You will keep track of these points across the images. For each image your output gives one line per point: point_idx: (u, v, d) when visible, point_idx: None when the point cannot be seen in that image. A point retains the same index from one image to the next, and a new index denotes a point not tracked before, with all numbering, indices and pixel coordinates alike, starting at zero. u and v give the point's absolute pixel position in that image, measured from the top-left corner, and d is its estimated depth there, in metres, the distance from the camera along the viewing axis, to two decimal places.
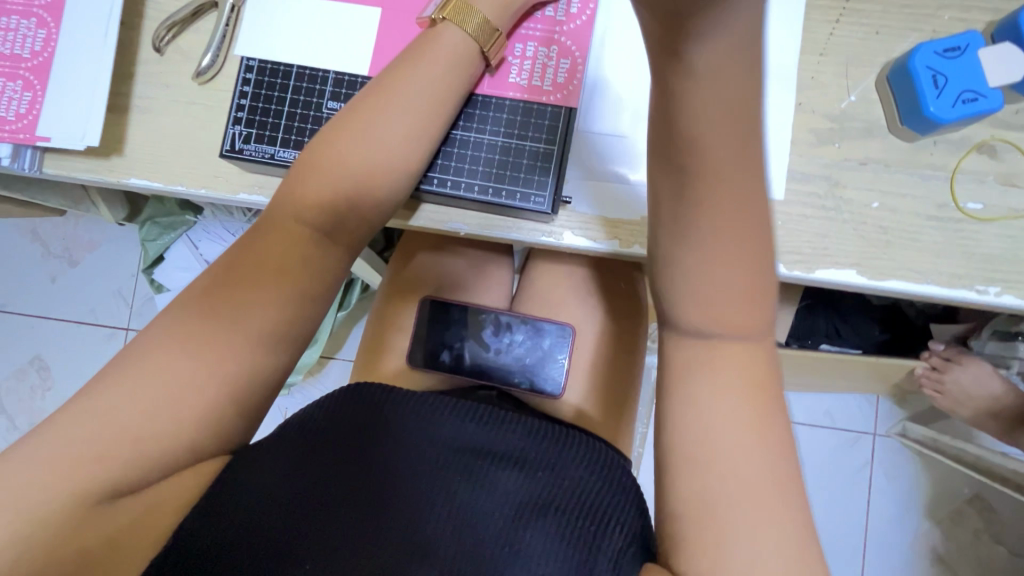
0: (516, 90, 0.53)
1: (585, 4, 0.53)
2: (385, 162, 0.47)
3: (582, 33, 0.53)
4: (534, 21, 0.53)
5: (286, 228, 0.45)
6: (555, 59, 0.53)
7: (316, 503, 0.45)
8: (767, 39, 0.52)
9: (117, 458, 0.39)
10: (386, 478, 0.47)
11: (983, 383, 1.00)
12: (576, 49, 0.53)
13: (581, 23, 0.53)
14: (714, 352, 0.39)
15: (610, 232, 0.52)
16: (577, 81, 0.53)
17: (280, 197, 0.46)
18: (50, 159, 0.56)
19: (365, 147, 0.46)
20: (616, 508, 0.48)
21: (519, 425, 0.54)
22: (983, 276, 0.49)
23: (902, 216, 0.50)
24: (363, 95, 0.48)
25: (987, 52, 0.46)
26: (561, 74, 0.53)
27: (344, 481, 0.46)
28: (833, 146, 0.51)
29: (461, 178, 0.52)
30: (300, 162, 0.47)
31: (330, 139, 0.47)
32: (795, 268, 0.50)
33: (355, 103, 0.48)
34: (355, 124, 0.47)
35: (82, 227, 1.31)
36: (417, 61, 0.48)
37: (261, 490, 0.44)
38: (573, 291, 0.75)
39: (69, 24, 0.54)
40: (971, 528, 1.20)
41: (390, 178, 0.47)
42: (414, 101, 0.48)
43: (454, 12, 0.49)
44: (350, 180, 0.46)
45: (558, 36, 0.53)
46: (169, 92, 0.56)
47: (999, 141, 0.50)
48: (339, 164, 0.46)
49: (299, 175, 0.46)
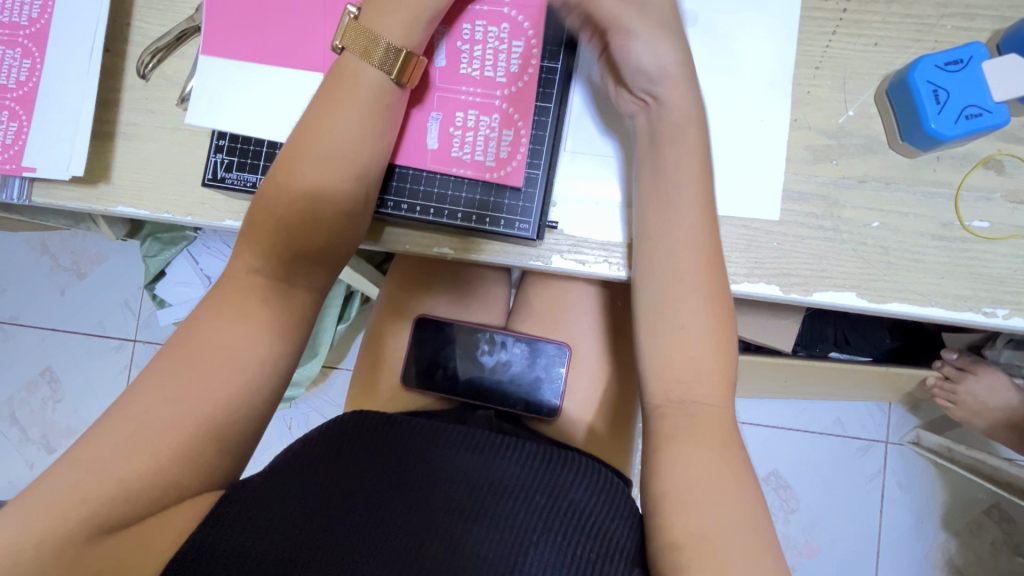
0: (459, 166, 0.51)
1: (527, 59, 0.51)
2: (331, 187, 0.46)
3: (524, 100, 0.51)
4: (473, 85, 0.51)
5: (267, 254, 0.46)
6: (498, 128, 0.51)
7: (320, 530, 0.43)
8: (760, 54, 0.50)
9: (100, 498, 0.38)
10: (384, 509, 0.46)
11: (998, 393, 0.97)
12: (518, 118, 0.51)
13: (522, 84, 0.51)
14: (684, 382, 0.46)
15: (599, 255, 0.52)
16: (522, 155, 0.51)
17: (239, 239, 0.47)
18: (40, 188, 0.56)
19: (303, 198, 0.45)
20: (614, 532, 0.47)
21: (519, 447, 0.53)
22: (991, 299, 0.47)
23: (904, 235, 0.48)
24: (291, 144, 0.46)
25: (993, 63, 0.44)
26: (505, 147, 0.51)
27: (343, 510, 0.45)
28: (831, 164, 0.49)
29: (441, 204, 0.52)
30: (247, 220, 0.46)
31: (275, 178, 0.46)
32: (792, 291, 0.48)
33: (283, 152, 0.46)
34: (295, 154, 0.46)
35: (89, 241, 1.33)
36: (336, 99, 0.46)
37: (259, 524, 0.42)
38: (572, 309, 0.73)
39: (54, 53, 0.54)
40: (987, 539, 1.17)
41: (333, 203, 0.46)
42: (347, 125, 0.46)
43: (353, 39, 0.46)
44: (295, 214, 0.45)
45: (500, 101, 0.51)
46: (154, 118, 0.56)
47: (1006, 156, 0.48)
48: (281, 200, 0.45)
49: (248, 232, 0.46)
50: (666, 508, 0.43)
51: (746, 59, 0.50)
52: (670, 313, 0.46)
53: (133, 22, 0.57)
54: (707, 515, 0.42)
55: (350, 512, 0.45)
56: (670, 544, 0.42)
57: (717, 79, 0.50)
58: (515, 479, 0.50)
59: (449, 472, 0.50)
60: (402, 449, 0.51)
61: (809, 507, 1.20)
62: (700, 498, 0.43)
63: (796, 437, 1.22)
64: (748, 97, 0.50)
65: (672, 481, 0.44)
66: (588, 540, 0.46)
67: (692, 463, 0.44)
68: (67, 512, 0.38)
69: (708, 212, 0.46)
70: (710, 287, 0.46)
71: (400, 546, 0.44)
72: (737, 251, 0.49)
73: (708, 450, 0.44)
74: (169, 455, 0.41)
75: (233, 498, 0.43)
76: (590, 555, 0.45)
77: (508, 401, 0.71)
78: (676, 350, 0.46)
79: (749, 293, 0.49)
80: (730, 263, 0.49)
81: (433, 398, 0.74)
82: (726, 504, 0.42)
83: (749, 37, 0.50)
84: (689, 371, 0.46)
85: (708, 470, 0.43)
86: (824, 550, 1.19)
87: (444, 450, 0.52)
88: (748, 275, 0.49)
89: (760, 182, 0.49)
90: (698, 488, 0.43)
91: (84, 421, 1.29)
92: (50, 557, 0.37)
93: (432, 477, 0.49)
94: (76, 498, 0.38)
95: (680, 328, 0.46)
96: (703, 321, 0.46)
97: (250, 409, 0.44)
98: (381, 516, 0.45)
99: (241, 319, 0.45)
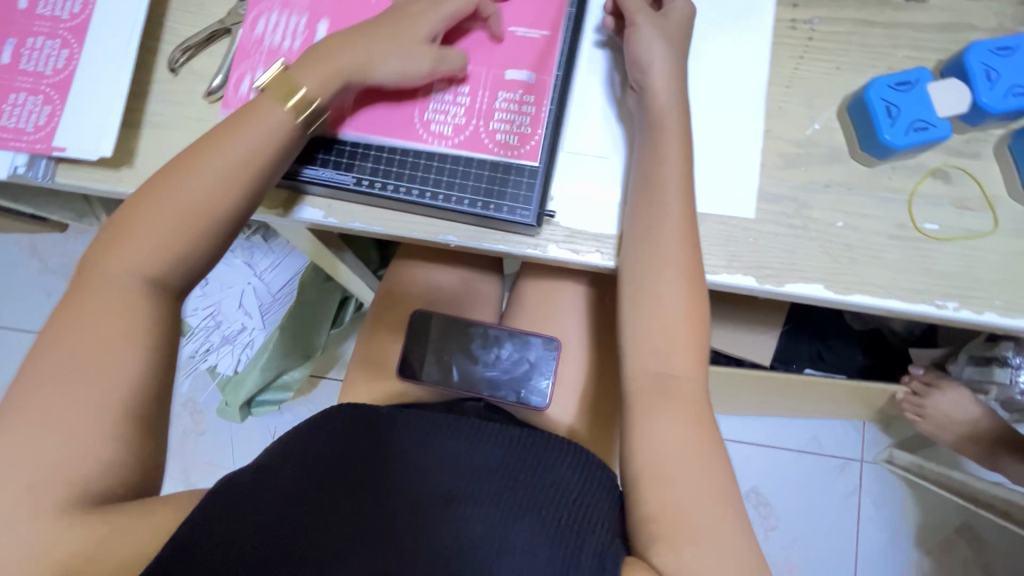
0: (425, 129, 0.57)
1: (522, 106, 0.57)
2: (233, 191, 0.49)
3: (458, 130, 0.57)
4: (441, 124, 0.57)
5: (180, 254, 0.47)
6: (450, 119, 0.57)
7: (309, 509, 0.46)
8: (736, 72, 0.56)
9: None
10: (371, 496, 0.48)
11: (962, 407, 1.02)
12: (463, 127, 0.57)
13: (502, 101, 0.57)
14: (665, 359, 0.50)
15: (592, 246, 0.56)
16: (458, 139, 0.57)
17: (113, 223, 0.48)
18: (63, 169, 0.58)
19: (189, 188, 0.48)
20: (597, 511, 0.50)
21: (500, 436, 0.56)
22: (943, 293, 0.52)
23: (865, 234, 0.53)
24: (215, 132, 0.50)
25: (936, 85, 0.51)
26: (448, 128, 0.57)
27: (331, 491, 0.48)
28: (800, 170, 0.55)
29: (388, 179, 0.56)
30: (139, 190, 0.49)
31: (250, 105, 0.51)
32: (766, 282, 0.53)
33: (203, 139, 0.50)
34: (210, 144, 0.49)
35: (82, 243, 1.34)
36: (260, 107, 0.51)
37: (254, 506, 0.45)
38: (562, 308, 0.77)
39: (91, 45, 0.58)
40: (959, 557, 1.20)
41: (240, 202, 0.50)
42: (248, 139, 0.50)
43: (275, 86, 0.52)
44: (194, 216, 0.48)
45: (472, 102, 0.57)
46: (180, 109, 0.60)
47: (952, 168, 0.54)
48: (176, 205, 0.48)
49: (126, 208, 0.48)
50: (652, 477, 0.46)
51: (725, 76, 0.56)
52: (652, 290, 0.51)
53: (166, 23, 0.61)
54: (686, 480, 0.46)
55: (340, 499, 0.48)
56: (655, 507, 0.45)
57: (700, 94, 0.56)
58: (499, 463, 0.53)
59: (434, 461, 0.53)
60: (388, 444, 0.55)
61: (787, 524, 1.23)
62: (689, 466, 0.46)
63: (774, 454, 1.26)
64: (726, 108, 0.56)
65: (664, 452, 0.47)
66: (571, 517, 0.48)
67: (680, 433, 0.48)
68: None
69: (688, 207, 0.52)
70: (690, 269, 0.51)
71: (387, 526, 0.46)
72: (717, 245, 0.54)
73: (692, 417, 0.48)
74: None
75: (229, 486, 0.47)
76: (575, 529, 0.47)
77: (500, 394, 0.73)
78: (661, 327, 0.50)
79: (727, 283, 0.54)
80: (710, 255, 0.54)
81: (426, 392, 0.77)
82: (703, 470, 0.46)
83: (727, 60, 0.56)
84: (669, 347, 0.50)
85: (688, 438, 0.47)
86: (802, 567, 1.21)
87: (431, 442, 0.55)
88: (726, 267, 0.54)
89: (738, 182, 0.55)
90: (681, 455, 0.47)
91: None
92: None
93: (417, 466, 0.52)
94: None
95: (663, 307, 0.50)
96: (680, 300, 0.50)
97: None
98: (369, 502, 0.48)
99: None
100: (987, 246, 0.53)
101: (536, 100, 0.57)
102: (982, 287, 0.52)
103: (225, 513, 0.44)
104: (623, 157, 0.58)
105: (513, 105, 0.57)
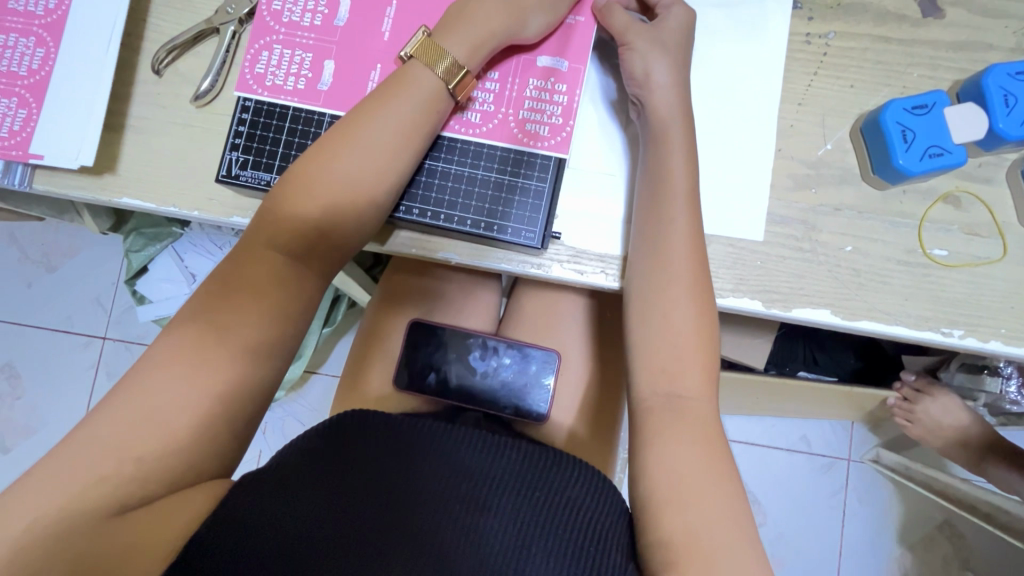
0: (456, 116, 0.55)
1: (555, 93, 0.54)
2: (380, 180, 0.48)
3: (488, 115, 0.55)
4: (471, 111, 0.55)
5: (303, 241, 0.47)
6: (481, 105, 0.55)
7: (320, 524, 0.44)
8: (748, 87, 0.54)
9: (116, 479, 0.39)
10: (384, 511, 0.46)
11: (953, 413, 1.03)
12: (496, 115, 0.55)
13: (535, 91, 0.55)
14: (672, 383, 0.49)
15: (597, 267, 0.55)
16: (489, 126, 0.55)
17: (269, 206, 0.48)
18: (42, 176, 0.56)
19: (342, 180, 0.47)
20: (610, 526, 0.49)
21: (515, 449, 0.54)
22: (949, 320, 0.52)
23: (874, 259, 0.53)
24: (363, 111, 0.49)
25: (952, 110, 0.50)
26: (477, 116, 0.55)
27: (347, 506, 0.46)
28: (810, 191, 0.53)
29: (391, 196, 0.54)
30: (290, 176, 0.48)
31: (401, 72, 0.50)
32: (773, 306, 0.52)
33: (348, 119, 0.49)
34: (353, 129, 0.48)
35: (62, 233, 1.29)
36: (402, 86, 0.49)
37: (256, 512, 0.43)
38: (561, 319, 0.76)
39: (68, 43, 0.55)
40: (940, 554, 1.23)
41: (367, 199, 0.48)
42: (398, 117, 0.48)
43: (423, 51, 0.50)
44: (342, 205, 0.47)
45: (503, 91, 0.55)
46: (166, 113, 0.57)
47: (963, 193, 0.53)
48: (327, 192, 0.47)
49: (282, 192, 0.47)
50: (662, 502, 0.45)
51: (739, 92, 0.54)
52: (661, 306, 0.50)
53: (150, 18, 0.58)
54: (696, 504, 0.44)
55: (351, 514, 0.45)
56: (660, 541, 0.44)
57: (711, 108, 0.55)
58: (514, 479, 0.51)
59: (449, 472, 0.51)
60: (401, 448, 0.52)
61: (775, 520, 1.25)
62: (702, 492, 0.45)
63: (765, 453, 1.27)
64: (737, 125, 0.54)
65: (675, 482, 0.45)
66: (585, 538, 0.47)
67: (690, 459, 0.46)
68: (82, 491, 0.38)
69: (696, 228, 0.50)
70: (699, 292, 0.50)
71: (401, 548, 0.44)
72: (724, 267, 0.53)
73: (702, 445, 0.47)
74: (166, 443, 0.41)
75: (233, 494, 0.43)
76: (589, 552, 0.46)
77: (499, 407, 0.72)
78: (670, 349, 0.49)
79: (734, 306, 0.53)
80: (717, 278, 0.53)
81: (423, 402, 0.75)
82: (714, 496, 0.45)
83: (740, 73, 0.55)
84: (677, 367, 0.49)
85: (697, 464, 0.46)
86: (789, 563, 1.24)
87: (445, 451, 0.52)
88: (733, 290, 0.53)
89: (747, 203, 0.53)
90: (689, 478, 0.45)
91: (45, 422, 1.25)
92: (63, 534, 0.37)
93: (430, 478, 0.50)
94: (92, 479, 0.39)
95: (670, 330, 0.49)
96: (688, 322, 0.49)
97: (251, 405, 0.45)
98: (381, 519, 0.46)
99: (258, 304, 0.45)
100: (995, 273, 0.52)
101: (567, 90, 0.54)
102: (987, 315, 0.52)
103: (232, 523, 0.42)
104: (631, 173, 0.56)
105: (542, 94, 0.54)
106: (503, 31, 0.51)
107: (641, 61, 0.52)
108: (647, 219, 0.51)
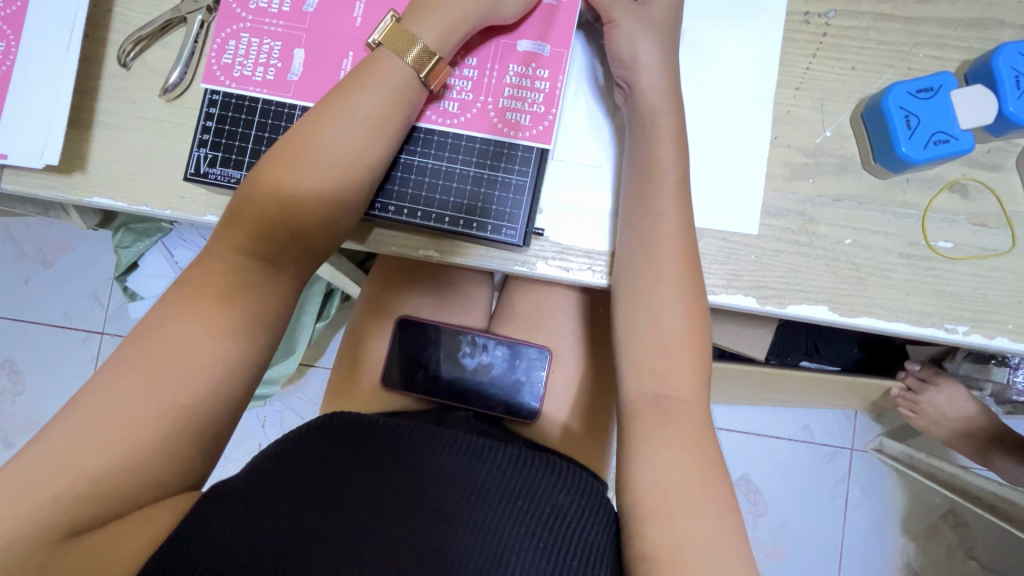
0: (431, 105, 0.52)
1: (536, 79, 0.52)
2: (348, 174, 0.46)
3: (466, 103, 0.52)
4: (448, 100, 0.52)
5: (269, 242, 0.45)
6: (458, 94, 0.52)
7: (291, 534, 0.42)
8: (742, 72, 0.51)
9: (78, 494, 0.38)
10: (359, 518, 0.44)
11: (958, 404, 1.01)
12: (474, 104, 0.52)
13: (515, 78, 0.52)
14: (659, 385, 0.47)
15: (584, 264, 0.52)
16: (467, 117, 0.52)
17: (236, 207, 0.45)
18: (9, 176, 0.54)
19: (309, 177, 0.45)
20: (594, 537, 0.47)
21: (501, 452, 0.52)
22: (953, 315, 0.49)
23: (874, 252, 0.50)
24: (330, 101, 0.46)
25: (960, 93, 0.47)
26: (455, 105, 0.52)
27: (321, 514, 0.44)
28: (807, 181, 0.51)
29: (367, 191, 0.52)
30: (256, 173, 0.45)
31: (369, 59, 0.48)
32: (767, 303, 0.50)
33: (315, 111, 0.46)
34: (319, 122, 0.45)
35: (56, 228, 1.28)
36: (371, 74, 0.47)
37: (226, 529, 0.41)
38: (552, 314, 0.74)
39: (29, 35, 0.52)
40: (944, 543, 1.22)
41: (334, 195, 0.46)
42: (365, 108, 0.46)
43: (390, 37, 0.47)
44: (309, 203, 0.45)
45: (481, 78, 0.52)
46: (134, 108, 0.55)
47: (970, 181, 0.50)
48: (293, 190, 0.45)
49: (246, 190, 0.45)
50: (649, 513, 0.43)
51: (732, 75, 0.52)
52: (648, 305, 0.48)
53: (115, 8, 0.55)
54: (685, 515, 0.43)
55: (325, 522, 0.44)
56: (644, 551, 0.43)
57: (702, 94, 0.52)
58: (498, 484, 0.49)
59: (429, 479, 0.49)
60: (381, 452, 0.50)
61: (776, 511, 1.24)
62: (691, 503, 0.43)
63: (766, 443, 1.25)
64: (731, 112, 0.51)
65: (662, 492, 0.44)
66: (568, 548, 0.46)
67: (678, 467, 0.44)
68: (43, 507, 0.37)
69: (685, 221, 0.48)
70: (686, 289, 0.47)
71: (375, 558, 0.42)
72: (716, 263, 0.50)
73: (691, 452, 0.45)
74: (129, 454, 0.39)
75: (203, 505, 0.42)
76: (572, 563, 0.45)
77: (489, 404, 0.71)
78: (656, 349, 0.47)
79: (727, 304, 0.50)
80: (710, 274, 0.50)
81: (412, 400, 0.74)
82: (701, 503, 0.43)
83: (734, 56, 0.52)
84: (664, 366, 0.47)
85: (685, 471, 0.44)
86: (789, 553, 1.23)
87: (426, 455, 0.51)
88: (726, 287, 0.50)
89: (741, 194, 0.51)
90: (678, 487, 0.44)
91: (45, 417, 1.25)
92: (25, 550, 0.36)
93: (410, 484, 0.48)
94: (51, 495, 0.37)
95: (657, 329, 0.47)
96: (675, 321, 0.47)
97: (221, 413, 0.43)
98: (356, 526, 0.44)
99: (225, 309, 0.43)
100: (1002, 266, 0.50)
101: (550, 75, 0.52)
102: (994, 309, 0.49)
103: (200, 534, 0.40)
104: (619, 163, 0.53)
105: (523, 80, 0.52)
106: (479, 15, 0.49)
107: (627, 42, 0.49)
108: (635, 215, 0.49)
